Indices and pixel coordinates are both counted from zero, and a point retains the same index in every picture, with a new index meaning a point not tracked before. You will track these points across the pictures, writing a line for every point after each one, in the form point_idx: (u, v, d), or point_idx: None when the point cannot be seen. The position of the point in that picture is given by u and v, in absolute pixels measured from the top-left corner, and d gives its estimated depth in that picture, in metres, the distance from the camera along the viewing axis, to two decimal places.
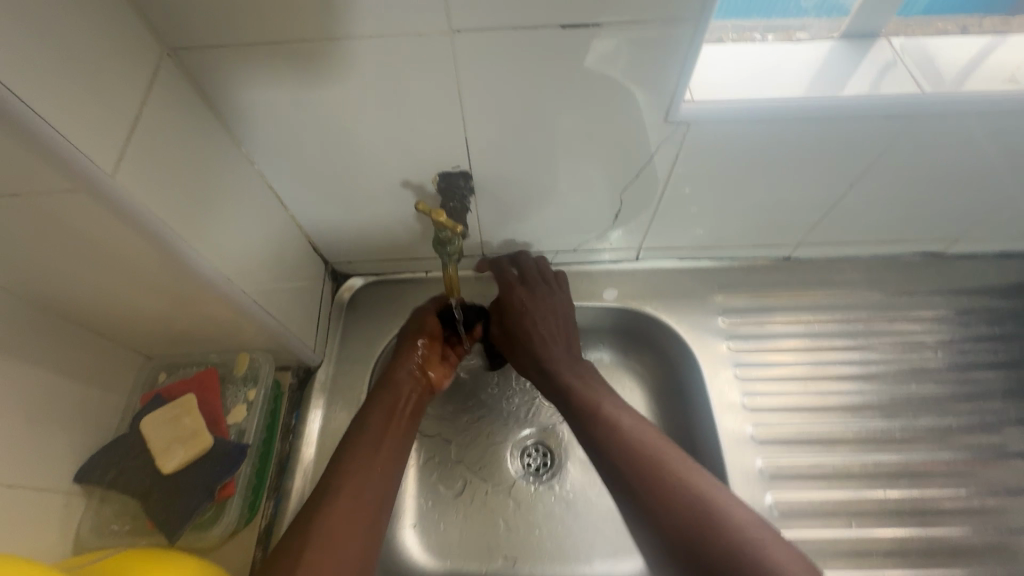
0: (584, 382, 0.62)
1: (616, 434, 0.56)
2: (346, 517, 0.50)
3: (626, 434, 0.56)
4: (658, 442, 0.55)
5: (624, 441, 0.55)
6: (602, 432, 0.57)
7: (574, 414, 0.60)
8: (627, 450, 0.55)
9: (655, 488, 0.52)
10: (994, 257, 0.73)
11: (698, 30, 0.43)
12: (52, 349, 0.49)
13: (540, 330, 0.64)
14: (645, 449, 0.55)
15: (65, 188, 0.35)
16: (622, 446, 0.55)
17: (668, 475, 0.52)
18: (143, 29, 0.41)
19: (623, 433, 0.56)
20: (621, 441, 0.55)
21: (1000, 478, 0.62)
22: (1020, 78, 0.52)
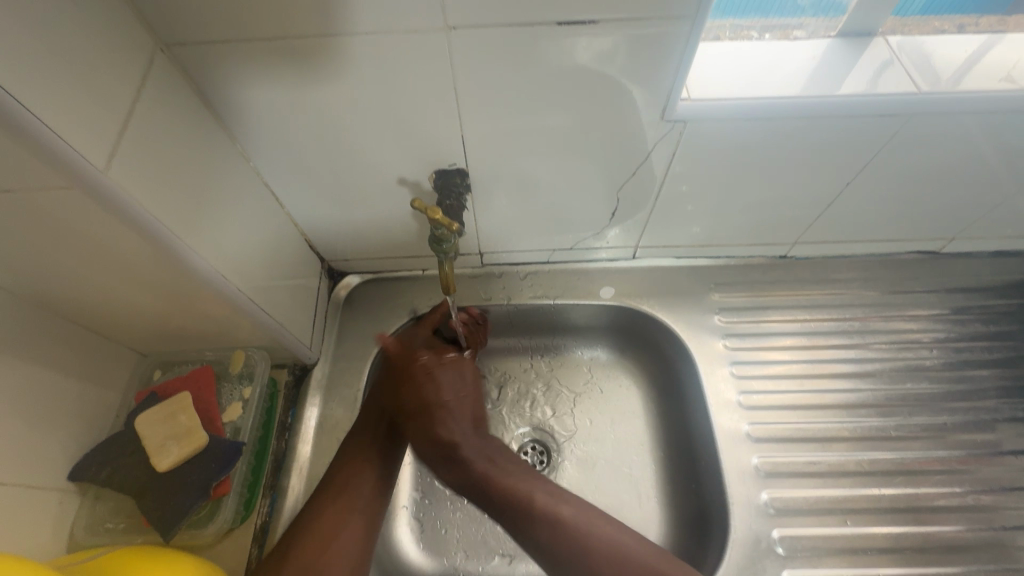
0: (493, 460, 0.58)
1: (546, 519, 0.53)
2: (337, 509, 0.54)
3: (556, 517, 0.53)
4: (588, 520, 0.53)
5: (555, 526, 0.52)
6: (528, 519, 0.53)
7: (490, 503, 0.56)
8: (560, 534, 0.52)
9: (596, 569, 0.50)
10: (989, 256, 0.73)
11: (695, 28, 0.43)
12: (46, 346, 0.48)
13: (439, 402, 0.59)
14: (580, 528, 0.52)
15: (57, 185, 0.34)
16: (553, 534, 0.52)
17: (608, 552, 0.50)
18: (137, 24, 0.40)
19: (552, 518, 0.53)
20: (552, 526, 0.52)
21: (994, 476, 0.62)
22: (1016, 77, 0.52)
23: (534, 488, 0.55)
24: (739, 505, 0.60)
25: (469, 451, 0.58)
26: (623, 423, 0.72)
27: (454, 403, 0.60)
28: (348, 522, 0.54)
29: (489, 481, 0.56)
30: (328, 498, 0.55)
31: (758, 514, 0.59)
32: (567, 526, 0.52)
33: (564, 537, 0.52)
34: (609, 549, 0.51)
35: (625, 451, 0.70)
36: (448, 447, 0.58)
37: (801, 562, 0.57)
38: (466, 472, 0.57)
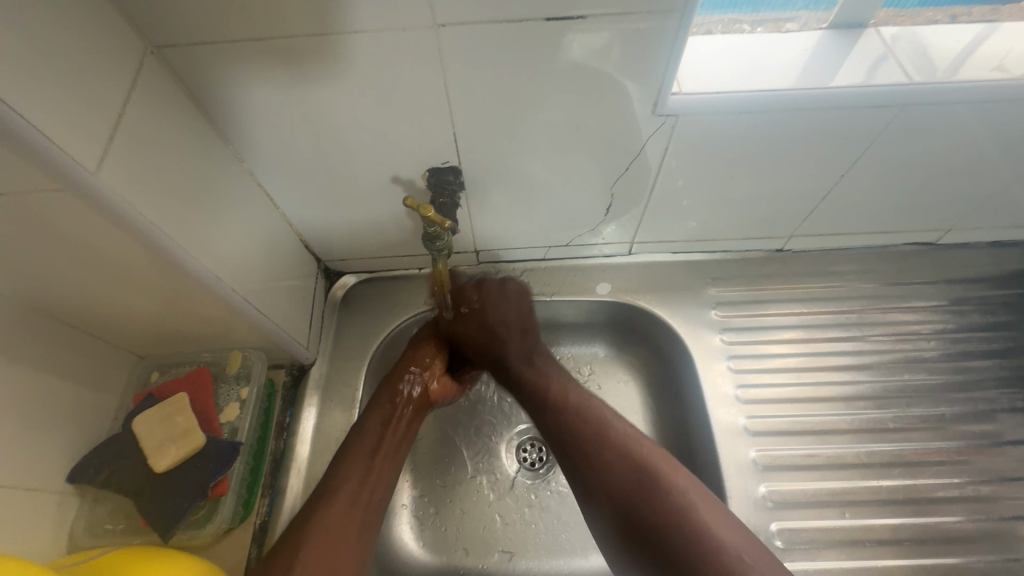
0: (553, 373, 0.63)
1: (602, 434, 0.57)
2: (348, 515, 0.53)
3: (611, 435, 0.57)
4: (640, 439, 0.57)
5: (603, 433, 0.56)
6: (580, 420, 0.58)
7: (540, 400, 0.61)
8: (608, 449, 0.55)
9: (622, 480, 0.53)
10: (987, 246, 0.73)
11: (683, 21, 0.43)
12: (43, 349, 0.49)
13: (494, 322, 0.65)
14: (624, 446, 0.56)
15: (48, 187, 0.35)
16: (605, 444, 0.56)
17: (613, 456, 0.55)
18: (126, 25, 0.41)
19: (604, 427, 0.57)
20: (602, 438, 0.56)
21: (993, 466, 0.62)
22: (1009, 66, 0.51)
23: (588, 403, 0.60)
24: (737, 499, 0.60)
25: (528, 362, 0.64)
26: None
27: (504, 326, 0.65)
28: (355, 531, 0.53)
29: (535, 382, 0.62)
30: (339, 504, 0.53)
31: (757, 508, 0.59)
32: (608, 437, 0.56)
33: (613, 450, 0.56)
34: (642, 473, 0.53)
35: None
36: (507, 355, 0.65)
37: (799, 555, 0.57)
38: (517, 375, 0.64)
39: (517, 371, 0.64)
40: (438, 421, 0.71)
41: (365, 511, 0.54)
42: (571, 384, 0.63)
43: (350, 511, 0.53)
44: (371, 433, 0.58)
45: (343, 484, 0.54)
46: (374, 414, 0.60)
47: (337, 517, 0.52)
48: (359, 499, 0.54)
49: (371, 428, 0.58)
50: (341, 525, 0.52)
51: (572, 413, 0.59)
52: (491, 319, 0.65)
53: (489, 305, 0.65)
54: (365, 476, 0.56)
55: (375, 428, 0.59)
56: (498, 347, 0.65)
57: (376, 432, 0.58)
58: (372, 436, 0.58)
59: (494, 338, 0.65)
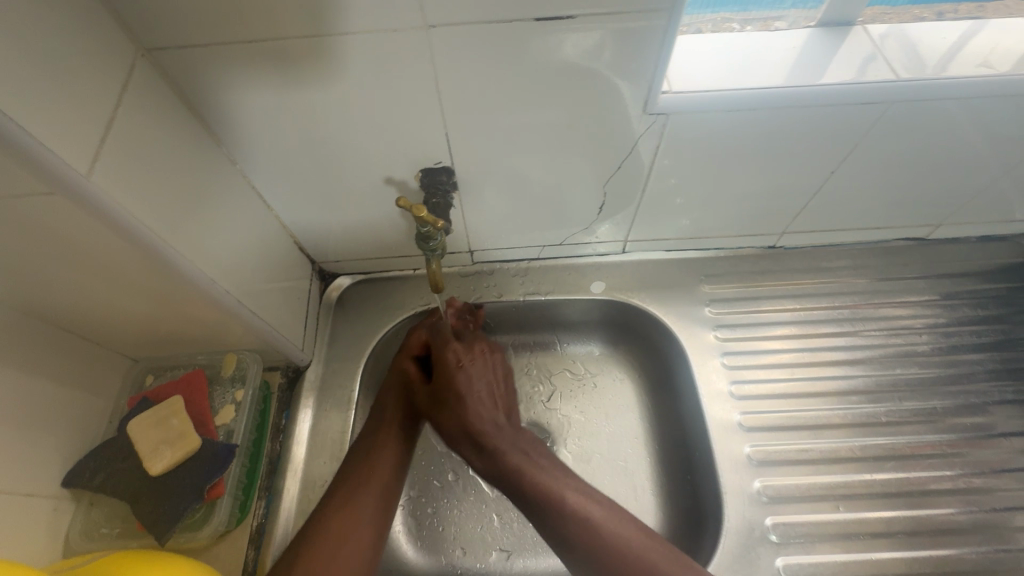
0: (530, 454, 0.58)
1: (587, 532, 0.52)
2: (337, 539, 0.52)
3: (598, 531, 0.52)
4: (625, 527, 0.53)
5: (597, 532, 0.52)
6: (565, 518, 0.53)
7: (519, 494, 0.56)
8: (585, 538, 0.52)
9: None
10: (977, 241, 0.74)
11: (672, 20, 0.43)
12: (37, 353, 0.48)
13: (476, 391, 0.60)
14: (613, 544, 0.51)
15: (39, 191, 0.34)
16: (584, 537, 0.52)
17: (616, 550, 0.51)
18: (116, 28, 0.41)
19: (591, 523, 0.53)
20: (592, 538, 0.52)
21: (985, 458, 0.63)
22: (995, 62, 0.52)
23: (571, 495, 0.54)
24: (732, 494, 0.60)
25: (502, 446, 0.57)
26: (617, 416, 0.72)
27: (479, 404, 0.59)
28: (344, 553, 0.51)
29: (510, 476, 0.56)
30: (330, 513, 0.54)
31: (752, 502, 0.60)
32: (598, 544, 0.52)
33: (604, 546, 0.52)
34: (644, 561, 0.50)
35: (620, 444, 0.70)
36: (480, 435, 0.58)
37: (794, 549, 0.58)
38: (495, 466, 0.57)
39: (500, 458, 0.57)
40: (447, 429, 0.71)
41: (364, 518, 0.54)
42: (555, 470, 0.57)
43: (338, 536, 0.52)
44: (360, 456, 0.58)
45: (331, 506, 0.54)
46: (367, 426, 0.61)
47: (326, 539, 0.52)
48: (353, 506, 0.54)
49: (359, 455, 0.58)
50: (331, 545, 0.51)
51: (566, 514, 0.53)
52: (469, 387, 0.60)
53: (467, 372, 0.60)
54: (360, 484, 0.56)
55: (365, 442, 0.59)
56: (475, 422, 0.58)
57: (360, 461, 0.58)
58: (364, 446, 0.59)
59: (471, 411, 0.59)
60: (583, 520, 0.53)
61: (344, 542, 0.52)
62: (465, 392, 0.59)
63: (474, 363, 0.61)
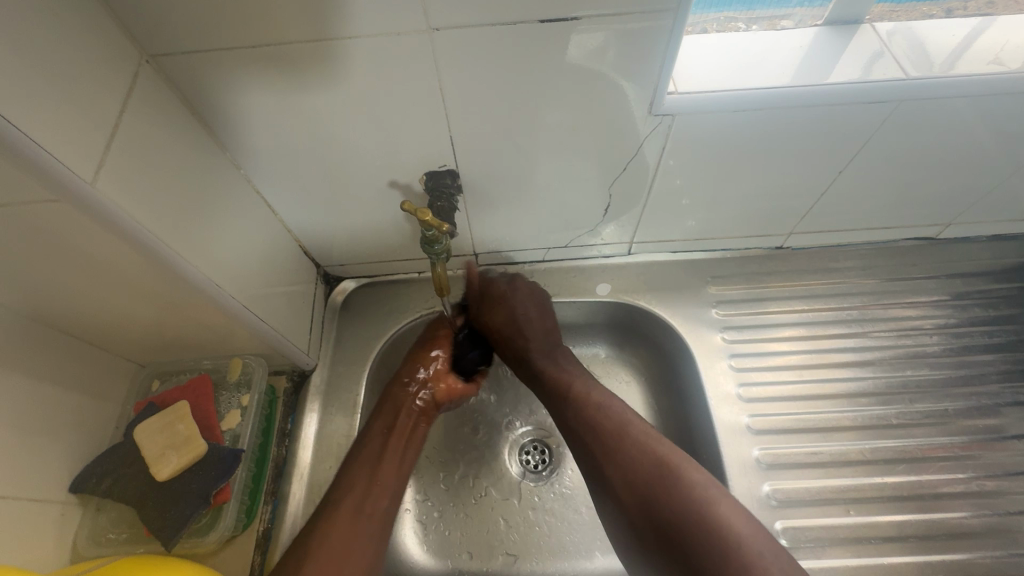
0: (560, 361, 0.65)
1: (617, 427, 0.57)
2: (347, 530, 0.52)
3: (613, 421, 0.58)
4: (647, 430, 0.57)
5: (613, 422, 0.58)
6: (595, 415, 0.59)
7: (558, 395, 0.62)
8: (596, 429, 0.58)
9: (635, 480, 0.54)
10: (987, 240, 0.73)
11: (677, 21, 0.43)
12: (44, 359, 0.49)
13: (517, 310, 0.66)
14: (631, 435, 0.56)
15: (44, 198, 0.35)
16: (597, 425, 0.58)
17: (630, 457, 0.55)
18: (120, 35, 0.41)
19: (623, 421, 0.57)
20: (605, 429, 0.57)
21: (998, 460, 0.62)
22: (1006, 59, 0.51)
23: (613, 399, 0.60)
24: (741, 498, 0.60)
25: (541, 356, 0.65)
26: None
27: (528, 321, 0.66)
28: (357, 542, 0.52)
29: (541, 371, 0.64)
30: (344, 512, 0.53)
31: (761, 506, 0.59)
32: (630, 438, 0.56)
33: (634, 447, 0.55)
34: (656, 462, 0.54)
35: None
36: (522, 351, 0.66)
37: (804, 553, 0.57)
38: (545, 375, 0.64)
39: (533, 364, 0.65)
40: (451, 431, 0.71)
41: (372, 519, 0.54)
42: (580, 373, 0.64)
43: (351, 527, 0.53)
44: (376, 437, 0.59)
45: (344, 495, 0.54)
46: (379, 422, 0.61)
47: (339, 531, 0.52)
48: (365, 508, 0.54)
49: (376, 434, 0.59)
50: (345, 536, 0.52)
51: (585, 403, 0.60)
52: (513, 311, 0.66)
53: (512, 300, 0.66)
54: (371, 484, 0.56)
55: (377, 438, 0.59)
56: (522, 343, 0.65)
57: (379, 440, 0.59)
58: (376, 442, 0.59)
59: (518, 335, 0.66)
60: (598, 410, 0.59)
61: (352, 546, 0.52)
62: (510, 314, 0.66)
63: (511, 290, 0.67)
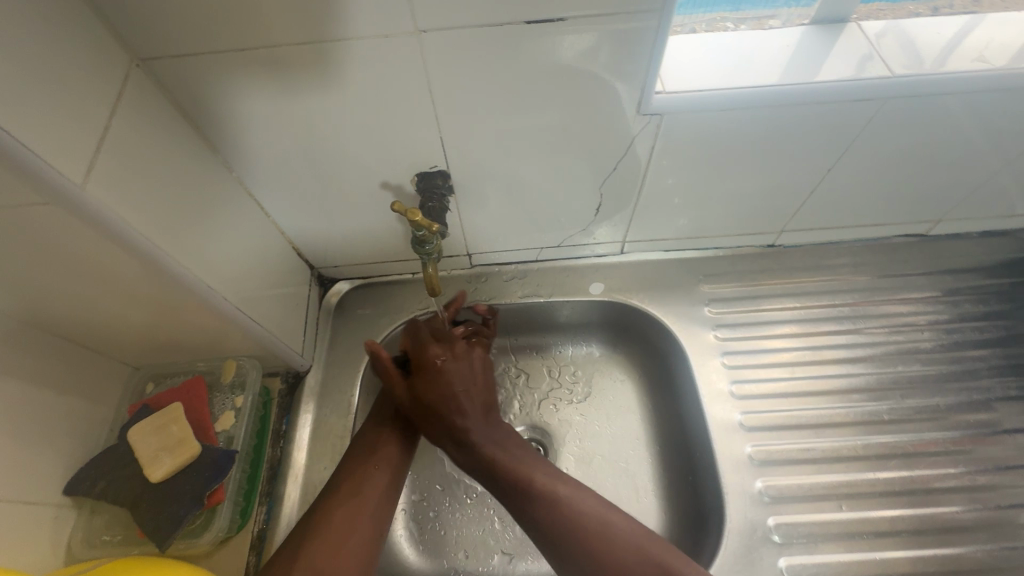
0: (506, 443, 0.57)
1: (606, 548, 0.49)
2: (351, 506, 0.53)
3: (572, 514, 0.51)
4: (606, 512, 0.52)
5: (570, 518, 0.51)
6: (566, 526, 0.51)
7: (520, 494, 0.53)
8: (561, 526, 0.51)
9: (604, 560, 0.49)
10: (978, 236, 0.73)
11: (663, 21, 0.44)
12: (37, 362, 0.49)
13: (456, 390, 0.57)
14: (592, 528, 0.50)
15: (33, 201, 0.35)
16: (558, 523, 0.51)
17: (591, 536, 0.50)
18: (111, 38, 0.41)
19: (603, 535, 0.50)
20: (565, 523, 0.51)
21: (990, 455, 0.62)
22: (990, 56, 0.52)
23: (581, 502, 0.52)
24: (734, 494, 0.60)
25: (481, 438, 0.57)
26: (618, 418, 0.72)
27: (467, 397, 0.58)
28: (362, 518, 0.53)
29: (499, 465, 0.55)
30: (343, 493, 0.54)
31: (753, 502, 0.60)
32: (611, 545, 0.49)
33: (624, 559, 0.49)
34: (620, 544, 0.49)
35: (622, 445, 0.70)
36: (460, 432, 0.57)
37: (797, 549, 0.57)
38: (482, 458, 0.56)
39: (479, 452, 0.56)
40: None
41: (371, 498, 0.54)
42: (533, 459, 0.56)
43: (356, 503, 0.53)
44: (370, 432, 0.60)
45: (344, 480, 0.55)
46: (372, 419, 0.62)
47: (342, 506, 0.53)
48: (362, 490, 0.55)
49: (369, 429, 0.60)
50: (348, 514, 0.52)
51: (538, 499, 0.52)
52: (455, 383, 0.58)
53: (459, 366, 0.59)
54: (365, 469, 0.56)
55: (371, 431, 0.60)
56: (460, 421, 0.57)
57: (373, 433, 0.60)
58: (369, 437, 0.59)
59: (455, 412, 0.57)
60: (553, 509, 0.52)
61: (355, 523, 0.52)
62: (448, 387, 0.57)
63: (461, 352, 0.60)
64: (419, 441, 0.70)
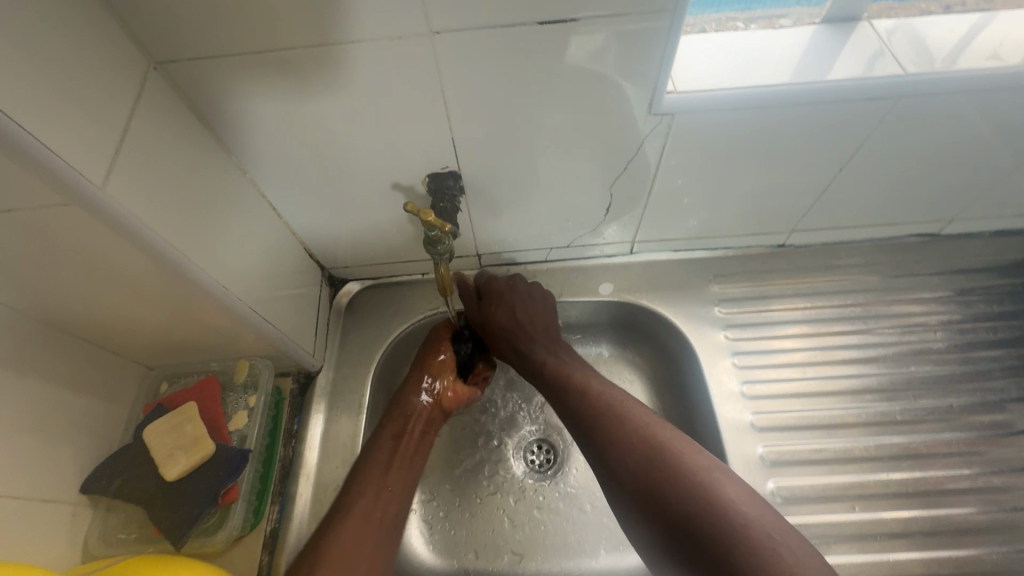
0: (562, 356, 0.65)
1: (625, 420, 0.57)
2: (360, 532, 0.53)
3: (622, 416, 0.57)
4: (654, 423, 0.57)
5: (619, 411, 0.58)
6: (612, 418, 0.57)
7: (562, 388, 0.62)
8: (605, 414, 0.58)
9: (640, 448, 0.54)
10: (991, 236, 0.72)
11: (674, 21, 0.44)
12: (54, 362, 0.49)
13: (523, 312, 0.66)
14: (638, 427, 0.56)
15: (54, 202, 0.35)
16: (603, 411, 0.58)
17: (637, 433, 0.55)
18: (129, 42, 0.42)
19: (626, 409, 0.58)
20: (611, 415, 0.57)
21: (1005, 456, 0.62)
22: (1004, 54, 0.52)
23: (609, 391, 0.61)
24: None
25: (540, 348, 0.65)
26: None
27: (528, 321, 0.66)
28: (369, 545, 0.53)
29: (549, 370, 0.64)
30: (354, 516, 0.54)
31: None
32: (651, 439, 0.55)
33: (661, 455, 0.53)
34: (662, 445, 0.54)
35: None
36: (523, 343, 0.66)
37: None
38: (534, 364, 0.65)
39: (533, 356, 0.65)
40: (455, 433, 0.71)
41: (383, 525, 0.55)
42: (586, 370, 0.64)
43: (365, 529, 0.53)
44: (384, 447, 0.59)
45: (354, 502, 0.55)
46: (386, 430, 0.61)
47: (352, 529, 0.53)
48: (376, 513, 0.55)
49: (383, 443, 0.59)
50: (357, 538, 0.52)
51: (583, 391, 0.60)
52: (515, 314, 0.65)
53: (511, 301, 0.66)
54: (379, 495, 0.56)
55: (386, 444, 0.59)
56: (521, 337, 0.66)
57: (387, 447, 0.59)
58: (383, 453, 0.59)
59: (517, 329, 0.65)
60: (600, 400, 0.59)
61: (361, 550, 0.52)
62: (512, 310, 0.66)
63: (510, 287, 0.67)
64: (434, 453, 0.70)
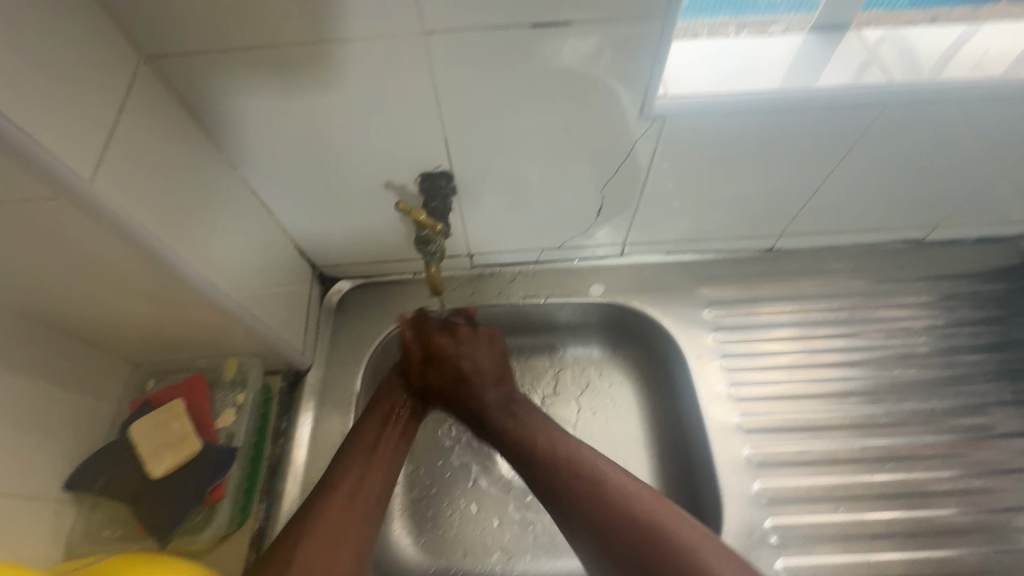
0: (534, 423, 0.60)
1: (602, 501, 0.52)
2: (343, 511, 0.53)
3: (578, 468, 0.54)
4: (607, 470, 0.54)
5: (575, 473, 0.54)
6: (572, 471, 0.54)
7: (523, 458, 0.58)
8: (562, 467, 0.55)
9: (594, 504, 0.52)
10: (973, 242, 0.74)
11: (667, 25, 0.44)
12: (38, 357, 0.49)
13: (461, 365, 0.63)
14: (598, 486, 0.53)
15: (43, 196, 0.35)
16: (560, 466, 0.55)
17: (617, 503, 0.52)
18: (121, 35, 0.41)
19: (612, 500, 0.52)
20: (562, 467, 0.55)
21: (986, 459, 0.63)
22: (987, 65, 0.53)
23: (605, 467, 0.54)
24: (732, 495, 0.60)
25: (493, 407, 0.62)
26: (618, 418, 0.72)
27: (477, 375, 0.63)
28: (351, 525, 0.52)
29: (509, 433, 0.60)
30: (337, 495, 0.53)
31: (751, 504, 0.60)
32: (608, 493, 0.52)
33: (616, 510, 0.51)
34: (614, 489, 0.53)
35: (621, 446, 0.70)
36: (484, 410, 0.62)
37: (793, 550, 0.58)
38: (510, 448, 0.59)
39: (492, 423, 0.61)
40: (444, 429, 0.71)
41: (364, 505, 0.54)
42: (541, 425, 0.59)
43: (350, 506, 0.53)
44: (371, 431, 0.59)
45: (341, 480, 0.55)
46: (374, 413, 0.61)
47: (337, 506, 0.53)
48: (360, 493, 0.55)
49: (371, 426, 0.60)
50: (342, 514, 0.52)
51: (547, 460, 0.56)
52: (465, 368, 0.63)
53: (462, 351, 0.64)
54: (365, 470, 0.56)
55: (374, 428, 0.60)
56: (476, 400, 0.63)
57: (374, 430, 0.59)
58: (370, 434, 0.59)
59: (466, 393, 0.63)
60: (560, 461, 0.55)
61: (342, 533, 0.52)
62: (457, 366, 0.63)
63: (466, 336, 0.65)
64: (418, 440, 0.70)
